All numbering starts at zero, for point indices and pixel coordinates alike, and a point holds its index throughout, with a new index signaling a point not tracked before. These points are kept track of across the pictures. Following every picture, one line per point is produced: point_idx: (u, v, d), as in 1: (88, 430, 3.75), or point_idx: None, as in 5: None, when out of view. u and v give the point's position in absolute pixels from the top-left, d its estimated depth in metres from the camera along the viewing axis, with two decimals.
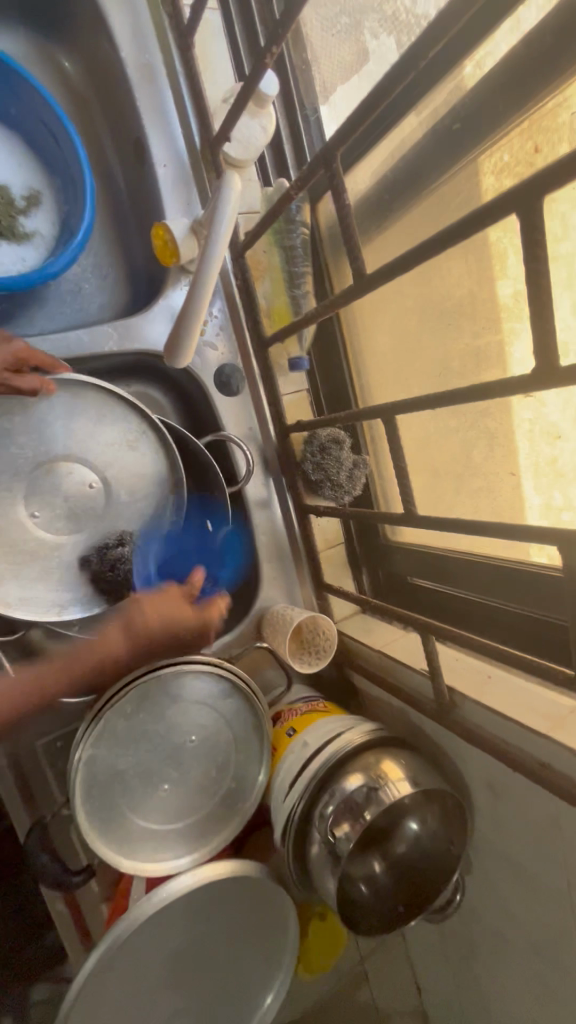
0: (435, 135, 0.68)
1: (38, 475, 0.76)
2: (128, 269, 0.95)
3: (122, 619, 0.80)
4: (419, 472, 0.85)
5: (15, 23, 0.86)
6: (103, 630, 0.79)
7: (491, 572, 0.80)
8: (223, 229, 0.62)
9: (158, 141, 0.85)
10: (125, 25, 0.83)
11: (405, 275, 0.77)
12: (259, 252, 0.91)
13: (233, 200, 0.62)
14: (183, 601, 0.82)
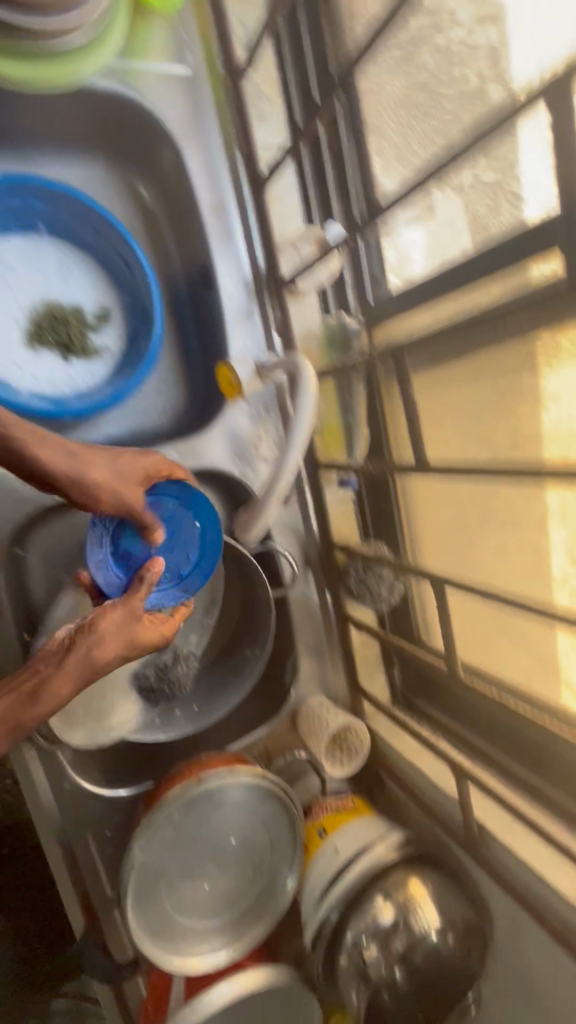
0: (494, 310, 0.69)
1: None
2: (187, 378, 1.00)
3: (77, 656, 0.66)
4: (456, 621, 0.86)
5: (94, 153, 0.90)
6: (55, 674, 0.65)
7: (524, 705, 0.79)
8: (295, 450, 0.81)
9: (227, 276, 0.91)
10: (200, 162, 0.87)
11: (460, 425, 0.76)
12: (315, 375, 0.94)
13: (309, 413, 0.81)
14: (140, 626, 0.70)
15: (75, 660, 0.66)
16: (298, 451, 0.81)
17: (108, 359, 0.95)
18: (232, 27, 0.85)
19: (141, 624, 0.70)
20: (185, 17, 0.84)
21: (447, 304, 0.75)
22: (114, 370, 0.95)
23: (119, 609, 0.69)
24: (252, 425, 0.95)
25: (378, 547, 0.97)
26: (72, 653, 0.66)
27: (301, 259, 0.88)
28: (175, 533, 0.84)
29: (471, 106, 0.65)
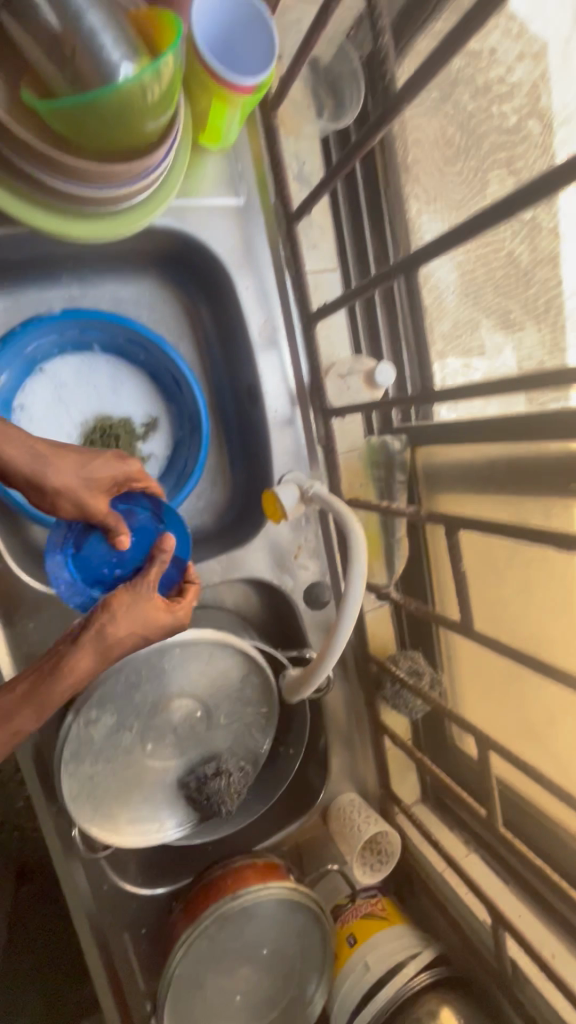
0: (543, 462, 0.71)
1: (152, 715, 0.83)
2: (229, 481, 1.03)
3: (90, 641, 0.63)
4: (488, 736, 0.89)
5: (146, 270, 0.93)
6: (69, 658, 0.62)
7: (558, 840, 0.82)
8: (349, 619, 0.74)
9: (272, 393, 0.92)
10: (250, 286, 0.88)
11: (505, 567, 0.77)
12: (356, 485, 0.96)
13: (364, 579, 0.73)
14: (152, 612, 0.67)
15: (90, 644, 0.63)
16: (350, 630, 0.72)
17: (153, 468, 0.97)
18: (286, 159, 0.85)
19: (155, 603, 0.68)
20: (238, 146, 0.84)
21: (491, 447, 0.77)
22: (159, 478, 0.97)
23: (132, 598, 0.66)
24: (292, 536, 0.97)
25: (415, 655, 0.97)
26: (83, 636, 0.63)
27: (349, 393, 0.89)
28: (146, 541, 0.78)
29: (525, 278, 0.70)
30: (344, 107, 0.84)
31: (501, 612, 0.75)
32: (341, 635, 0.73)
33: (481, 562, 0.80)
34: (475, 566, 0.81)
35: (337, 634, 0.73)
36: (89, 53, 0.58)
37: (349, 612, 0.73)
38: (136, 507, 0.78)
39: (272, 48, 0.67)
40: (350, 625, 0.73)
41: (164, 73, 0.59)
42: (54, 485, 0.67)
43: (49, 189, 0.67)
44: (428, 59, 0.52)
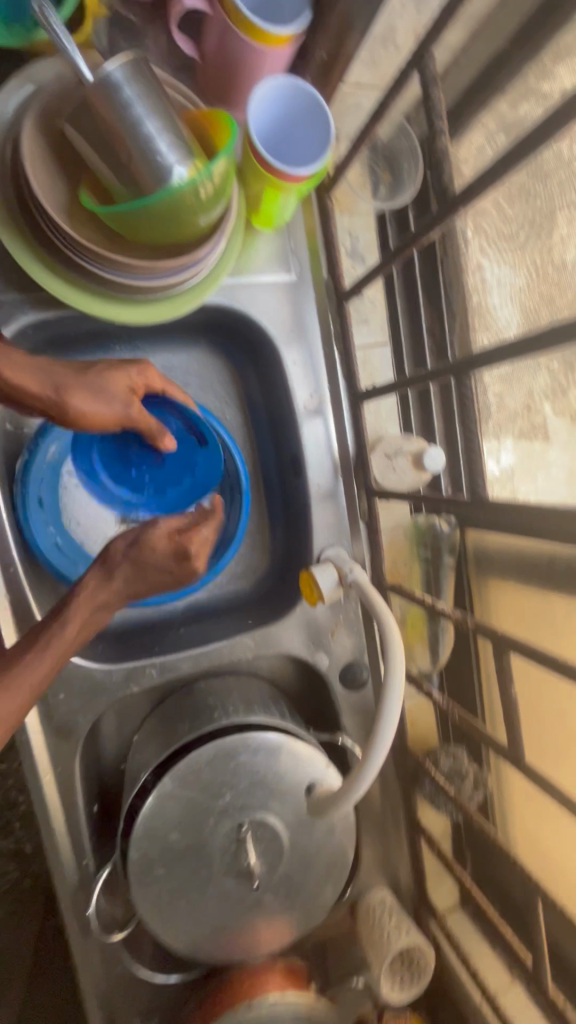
0: None
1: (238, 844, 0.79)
2: (268, 550, 1.00)
3: (95, 582, 0.70)
4: (527, 831, 0.82)
5: (197, 339, 0.93)
6: (80, 595, 0.69)
7: None
8: (386, 732, 0.66)
9: (315, 465, 0.88)
10: (298, 364, 0.86)
11: (561, 682, 0.68)
12: (401, 563, 0.92)
13: (402, 680, 0.67)
14: (151, 567, 0.71)
15: (100, 586, 0.70)
16: (389, 740, 0.65)
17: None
18: (339, 236, 0.85)
19: (154, 543, 0.71)
20: (293, 223, 0.83)
21: (550, 545, 0.72)
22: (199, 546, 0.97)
23: (132, 534, 0.72)
24: (330, 614, 0.93)
25: (459, 754, 0.92)
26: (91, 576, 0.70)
27: (395, 473, 0.86)
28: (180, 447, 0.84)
29: None
30: (401, 181, 0.83)
31: (546, 736, 0.70)
32: (377, 748, 0.65)
33: (527, 668, 0.72)
34: (521, 668, 0.74)
35: (373, 744, 0.66)
36: (145, 158, 0.58)
37: (388, 721, 0.66)
38: (171, 416, 0.83)
39: (327, 139, 0.66)
40: (397, 715, 0.66)
41: (216, 171, 0.58)
42: (74, 408, 0.65)
43: (103, 281, 0.69)
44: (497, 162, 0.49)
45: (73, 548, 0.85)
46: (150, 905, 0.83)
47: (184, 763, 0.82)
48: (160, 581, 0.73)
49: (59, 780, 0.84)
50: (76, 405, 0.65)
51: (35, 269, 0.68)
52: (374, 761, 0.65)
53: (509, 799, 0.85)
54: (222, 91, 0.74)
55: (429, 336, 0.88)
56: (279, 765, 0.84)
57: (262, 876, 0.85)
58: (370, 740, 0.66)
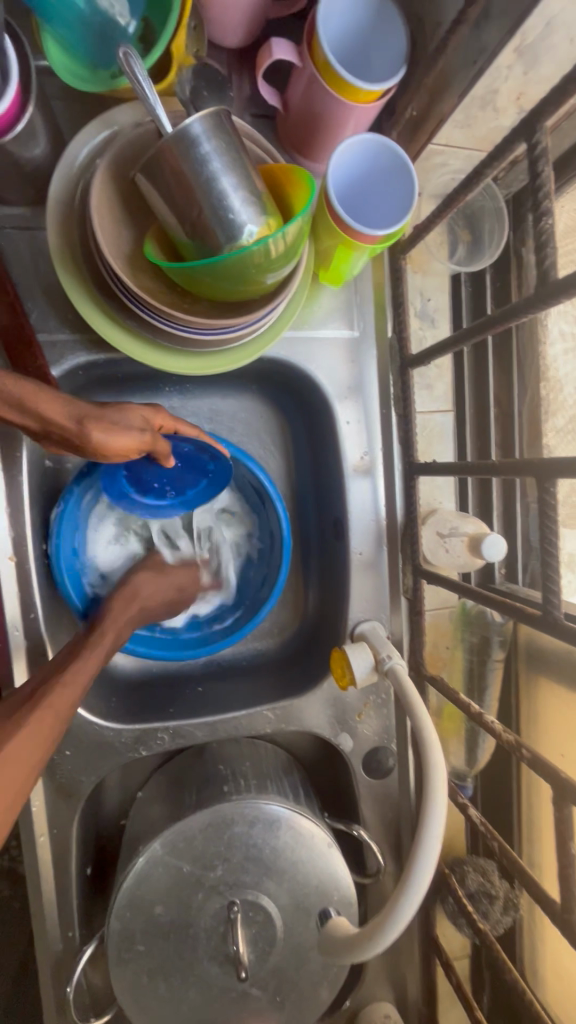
0: None
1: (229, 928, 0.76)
2: (299, 612, 0.94)
3: (117, 607, 0.73)
4: (558, 979, 0.77)
5: (248, 386, 0.89)
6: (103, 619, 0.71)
7: None
8: (420, 879, 0.56)
9: (359, 532, 0.82)
10: (352, 426, 0.81)
11: None
12: (442, 648, 0.84)
13: (440, 819, 0.58)
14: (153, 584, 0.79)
15: (121, 606, 0.73)
16: (423, 887, 0.56)
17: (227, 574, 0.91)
18: (409, 295, 0.79)
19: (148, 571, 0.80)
20: (361, 277, 0.79)
21: None
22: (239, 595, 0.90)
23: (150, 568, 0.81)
24: (360, 694, 0.85)
25: (489, 871, 0.81)
26: (114, 601, 0.74)
27: (446, 554, 0.79)
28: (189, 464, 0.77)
29: None
30: (481, 242, 0.78)
31: None
32: (425, 864, 0.57)
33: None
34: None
35: (421, 860, 0.57)
36: (216, 214, 0.54)
37: (423, 861, 0.57)
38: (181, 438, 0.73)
39: (410, 201, 0.62)
40: (442, 827, 0.58)
41: (291, 231, 0.54)
42: (94, 440, 0.54)
43: (158, 331, 0.66)
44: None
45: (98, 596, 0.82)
46: (127, 983, 0.77)
47: (176, 828, 0.77)
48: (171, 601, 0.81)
49: (54, 842, 0.78)
50: (97, 435, 0.53)
51: (91, 316, 0.66)
52: (428, 875, 0.57)
53: (542, 940, 0.78)
54: (302, 142, 0.70)
55: (495, 406, 0.84)
56: (278, 841, 0.79)
57: (251, 964, 0.78)
58: (400, 882, 0.57)
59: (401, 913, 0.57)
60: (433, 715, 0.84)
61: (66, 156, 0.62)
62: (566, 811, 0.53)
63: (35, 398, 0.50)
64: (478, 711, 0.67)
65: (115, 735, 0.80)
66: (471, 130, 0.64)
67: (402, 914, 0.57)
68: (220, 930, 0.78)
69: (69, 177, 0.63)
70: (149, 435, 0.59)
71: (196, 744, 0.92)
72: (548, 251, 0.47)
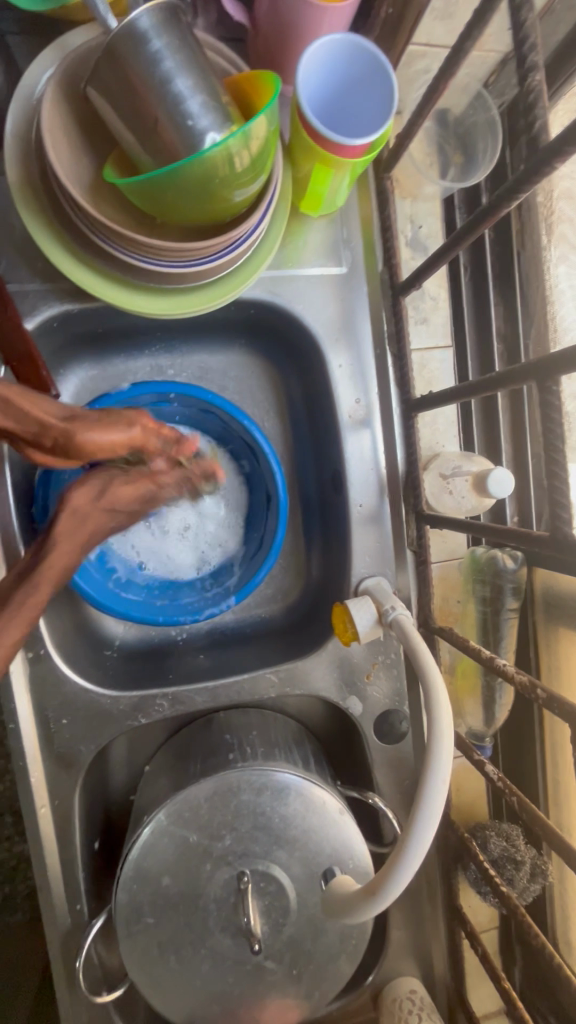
0: None
1: (241, 896, 0.73)
2: (302, 575, 0.90)
3: (65, 530, 0.63)
4: None
5: (237, 339, 0.85)
6: (56, 541, 0.63)
7: None
8: (425, 834, 0.52)
9: (359, 483, 0.77)
10: (346, 371, 0.76)
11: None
12: (453, 601, 0.79)
13: (444, 765, 0.53)
14: (118, 492, 0.66)
15: (68, 532, 0.64)
16: (427, 840, 0.52)
17: (229, 539, 0.87)
18: (399, 224, 0.75)
19: (117, 484, 0.66)
20: (346, 209, 0.74)
21: None
22: (234, 555, 0.87)
23: (94, 481, 0.64)
24: (367, 653, 0.81)
25: (513, 835, 0.76)
26: (59, 524, 0.63)
27: (451, 497, 0.74)
28: None
29: None
30: (475, 160, 0.72)
31: None
32: (438, 772, 0.53)
33: None
34: None
35: (428, 774, 0.53)
36: (172, 121, 0.50)
37: (427, 815, 0.52)
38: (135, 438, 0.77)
39: (389, 104, 0.57)
40: (447, 773, 0.53)
41: (254, 138, 0.50)
42: (88, 441, 0.56)
43: (131, 268, 0.62)
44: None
45: (98, 566, 0.80)
46: (137, 955, 0.75)
47: (181, 797, 0.75)
48: (137, 511, 0.70)
49: (56, 812, 0.76)
50: (87, 437, 0.56)
51: (58, 257, 0.62)
52: (441, 795, 0.53)
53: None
54: (272, 59, 0.65)
55: (499, 339, 0.78)
56: (287, 809, 0.75)
57: (265, 937, 0.75)
58: (404, 835, 0.53)
59: (424, 830, 0.52)
60: (446, 673, 0.79)
61: (23, 84, 0.58)
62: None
63: (22, 398, 0.54)
64: (491, 656, 0.62)
65: (113, 702, 0.77)
66: (453, 20, 0.59)
67: (425, 833, 0.52)
68: (228, 902, 0.75)
69: (24, 106, 0.59)
70: (135, 427, 0.61)
71: (202, 715, 0.89)
72: (537, 112, 0.43)
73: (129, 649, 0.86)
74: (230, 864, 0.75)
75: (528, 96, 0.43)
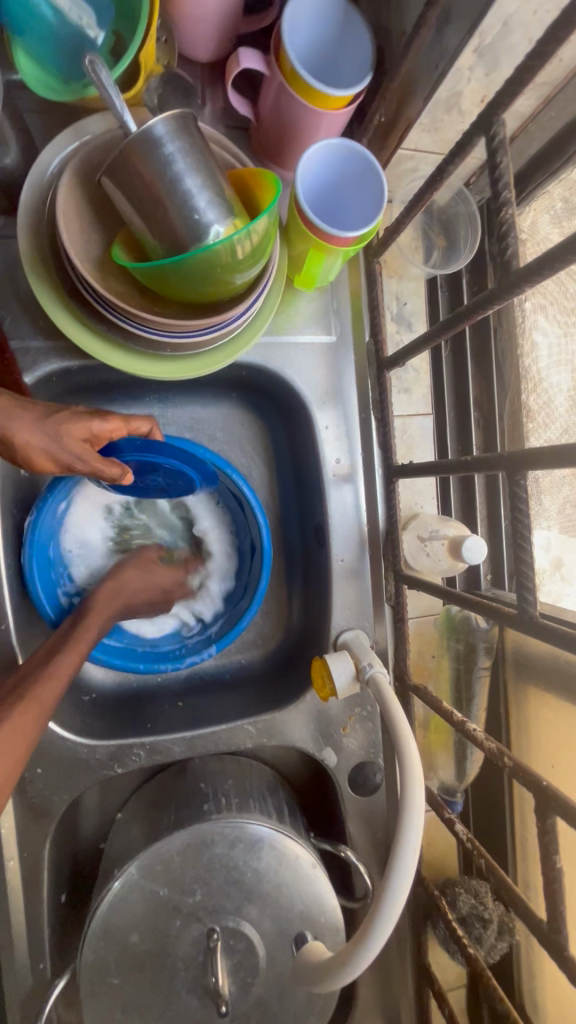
0: None
1: (211, 955, 0.73)
2: (282, 624, 0.92)
3: (93, 616, 0.72)
4: (555, 1007, 0.73)
5: (229, 394, 0.88)
6: (58, 660, 0.65)
7: None
8: (398, 897, 0.53)
9: (341, 540, 0.80)
10: (332, 432, 0.80)
11: None
12: (428, 657, 0.82)
13: (416, 825, 0.55)
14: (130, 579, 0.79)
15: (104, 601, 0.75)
16: (401, 901, 0.53)
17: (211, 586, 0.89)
18: (386, 300, 0.80)
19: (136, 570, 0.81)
20: (337, 284, 0.79)
21: None
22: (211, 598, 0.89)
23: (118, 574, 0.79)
24: (344, 705, 0.82)
25: (482, 892, 0.77)
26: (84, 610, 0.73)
27: (428, 559, 0.78)
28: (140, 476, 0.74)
29: None
30: (456, 247, 0.79)
31: None
32: (413, 824, 0.55)
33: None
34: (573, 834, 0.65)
35: (401, 839, 0.55)
36: (181, 214, 0.54)
37: (399, 880, 0.54)
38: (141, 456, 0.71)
39: (380, 201, 0.62)
40: (418, 836, 0.55)
41: (256, 233, 0.54)
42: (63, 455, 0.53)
43: (131, 335, 0.65)
44: (563, 243, 0.42)
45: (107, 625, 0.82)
46: (100, 1018, 0.73)
47: (153, 851, 0.74)
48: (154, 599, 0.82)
49: (25, 865, 0.75)
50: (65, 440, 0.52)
51: (64, 321, 0.65)
52: (411, 858, 0.54)
53: (543, 961, 0.75)
54: (273, 150, 0.70)
55: (475, 411, 0.83)
56: (260, 863, 0.75)
57: (234, 998, 0.74)
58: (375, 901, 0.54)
59: (396, 892, 0.54)
60: (420, 727, 0.81)
61: (38, 163, 0.62)
62: (548, 825, 0.51)
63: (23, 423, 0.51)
64: (462, 719, 0.64)
65: (90, 751, 0.77)
66: (439, 132, 0.65)
67: (398, 893, 0.54)
68: (196, 961, 0.74)
69: (39, 184, 0.62)
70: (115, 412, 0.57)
71: (177, 763, 0.89)
72: (509, 239, 0.49)
73: (106, 694, 0.85)
74: (200, 920, 0.74)
75: (502, 225, 0.48)
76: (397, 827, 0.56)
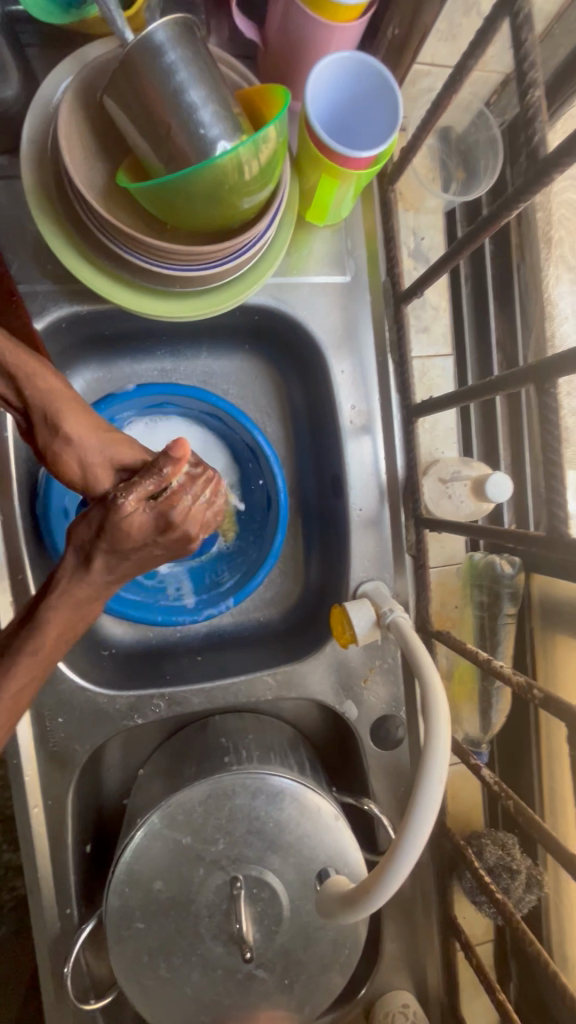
0: None
1: (235, 902, 0.73)
2: (299, 579, 0.90)
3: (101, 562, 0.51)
4: None
5: (241, 345, 0.86)
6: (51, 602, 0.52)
7: None
8: (422, 831, 0.52)
9: (359, 488, 0.78)
10: (348, 376, 0.77)
11: None
12: (451, 607, 0.80)
13: (440, 763, 0.53)
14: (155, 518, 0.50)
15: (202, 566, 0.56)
16: (427, 833, 0.52)
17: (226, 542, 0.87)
18: (402, 235, 0.77)
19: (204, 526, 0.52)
20: (351, 221, 0.76)
21: None
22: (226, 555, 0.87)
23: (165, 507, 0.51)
24: (364, 657, 0.81)
25: (509, 844, 0.76)
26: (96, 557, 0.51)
27: (450, 502, 0.75)
28: None
29: None
30: (476, 176, 0.75)
31: None
32: (437, 760, 0.54)
33: None
34: None
35: (427, 771, 0.53)
36: (186, 130, 0.52)
37: (424, 814, 0.53)
38: None
39: (394, 118, 0.59)
40: (443, 772, 0.53)
41: (264, 149, 0.52)
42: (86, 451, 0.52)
43: (139, 271, 0.63)
44: None
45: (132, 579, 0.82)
46: (126, 961, 0.74)
47: (174, 799, 0.74)
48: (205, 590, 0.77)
49: (49, 813, 0.76)
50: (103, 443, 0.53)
51: (71, 259, 0.63)
52: (437, 791, 0.53)
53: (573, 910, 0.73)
54: (281, 74, 0.67)
55: (497, 350, 0.80)
56: (282, 813, 0.74)
57: (258, 944, 0.74)
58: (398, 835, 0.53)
59: (421, 824, 0.52)
60: (443, 678, 0.79)
61: (42, 92, 0.60)
62: None
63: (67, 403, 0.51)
64: (488, 659, 0.62)
65: (110, 701, 0.77)
66: (457, 40, 0.61)
67: (423, 826, 0.52)
68: (220, 908, 0.74)
69: (43, 115, 0.61)
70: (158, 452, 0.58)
71: (197, 719, 0.89)
72: (536, 126, 0.45)
73: (124, 650, 0.85)
74: (223, 868, 0.74)
75: (528, 110, 0.45)
76: (421, 762, 0.54)
